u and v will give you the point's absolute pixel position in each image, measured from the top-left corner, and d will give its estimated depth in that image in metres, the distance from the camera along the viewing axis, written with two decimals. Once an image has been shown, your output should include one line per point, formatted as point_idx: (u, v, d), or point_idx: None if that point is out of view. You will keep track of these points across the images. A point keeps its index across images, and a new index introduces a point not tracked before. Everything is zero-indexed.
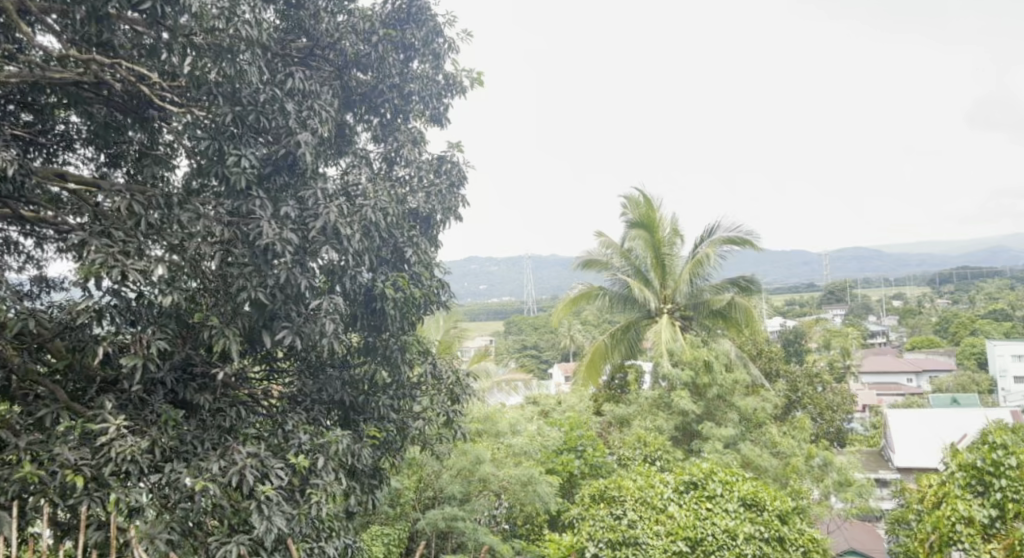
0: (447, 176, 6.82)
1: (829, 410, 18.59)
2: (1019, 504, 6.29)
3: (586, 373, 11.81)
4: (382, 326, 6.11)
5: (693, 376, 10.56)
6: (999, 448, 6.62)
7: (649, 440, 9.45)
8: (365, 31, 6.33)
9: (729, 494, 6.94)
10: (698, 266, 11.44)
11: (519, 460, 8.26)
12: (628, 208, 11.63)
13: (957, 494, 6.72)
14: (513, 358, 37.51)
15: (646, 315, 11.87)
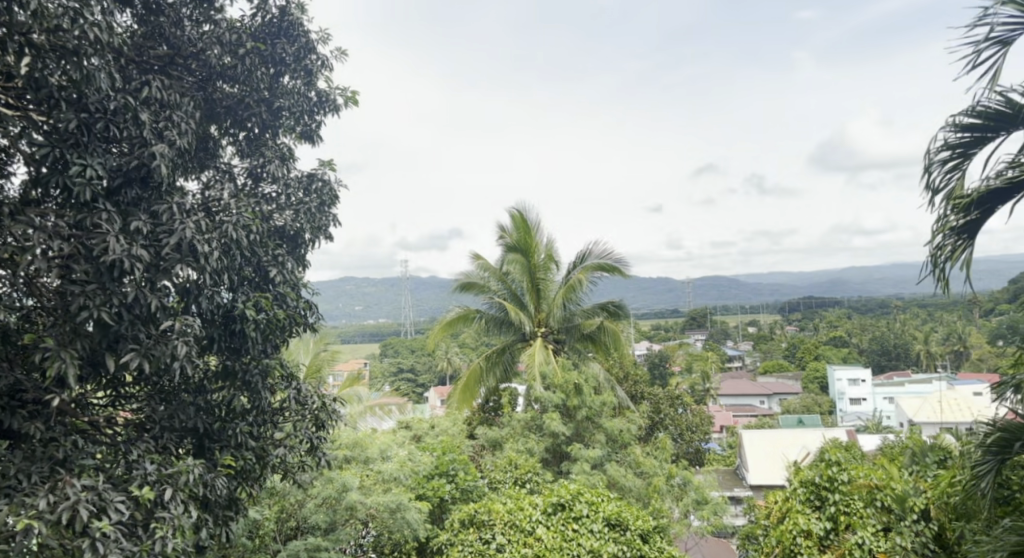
0: (317, 195, 6.61)
1: (688, 430, 19.57)
2: (849, 516, 6.80)
3: (461, 397, 11.73)
4: (242, 348, 5.85)
5: (564, 398, 10.78)
6: (834, 464, 7.10)
7: (520, 463, 9.52)
8: (230, 43, 6.10)
9: (595, 514, 7.09)
10: (571, 291, 11.71)
11: (388, 487, 8.09)
12: (505, 231, 11.74)
13: (797, 509, 7.16)
14: (387, 381, 36.80)
15: (522, 338, 12.04)
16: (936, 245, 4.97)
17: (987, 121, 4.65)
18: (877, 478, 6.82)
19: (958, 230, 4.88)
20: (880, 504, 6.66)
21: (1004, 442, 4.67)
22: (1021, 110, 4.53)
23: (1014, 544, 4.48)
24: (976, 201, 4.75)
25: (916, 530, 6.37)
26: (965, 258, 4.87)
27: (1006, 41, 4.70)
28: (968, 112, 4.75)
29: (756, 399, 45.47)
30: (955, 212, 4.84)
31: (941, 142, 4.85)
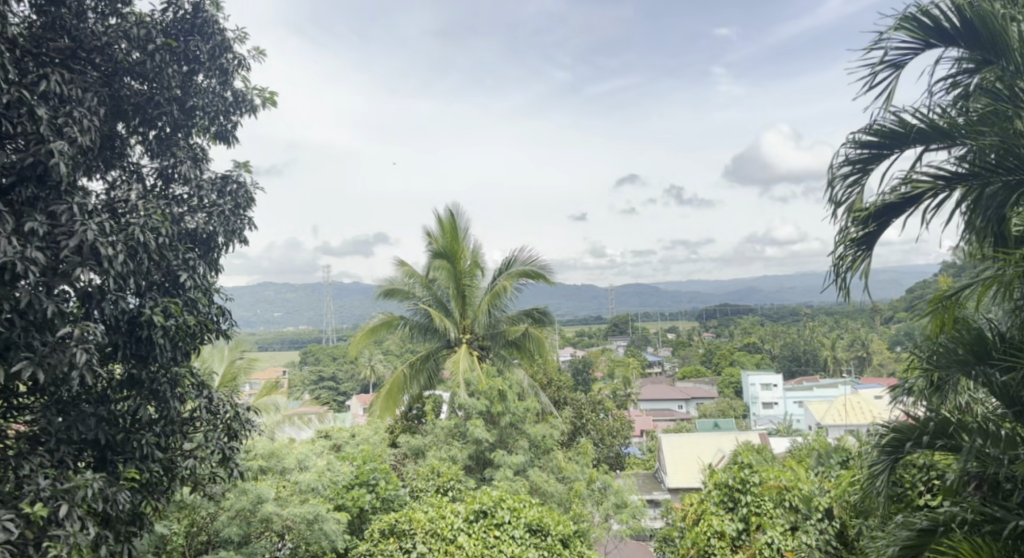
0: (231, 197, 6.41)
1: (609, 435, 19.88)
2: (760, 517, 7.02)
3: (383, 405, 11.51)
4: (150, 356, 5.60)
5: (489, 405, 10.73)
6: (746, 467, 7.35)
7: (442, 471, 9.44)
8: (140, 38, 5.83)
9: (516, 520, 7.08)
10: (496, 297, 11.79)
11: (305, 498, 7.89)
12: (433, 236, 11.63)
13: (712, 511, 7.40)
14: (307, 390, 35.92)
15: (446, 345, 11.97)
16: (838, 256, 5.19)
17: (882, 138, 4.91)
18: (786, 479, 7.08)
19: (857, 241, 5.12)
20: (788, 504, 6.89)
21: (897, 441, 4.90)
22: (911, 130, 4.80)
23: (905, 539, 4.68)
24: (873, 215, 5.01)
25: (820, 528, 6.61)
26: (864, 268, 5.12)
27: (899, 65, 4.98)
28: (865, 130, 5.01)
29: (674, 403, 46.54)
30: (854, 224, 5.10)
31: (843, 158, 5.09)
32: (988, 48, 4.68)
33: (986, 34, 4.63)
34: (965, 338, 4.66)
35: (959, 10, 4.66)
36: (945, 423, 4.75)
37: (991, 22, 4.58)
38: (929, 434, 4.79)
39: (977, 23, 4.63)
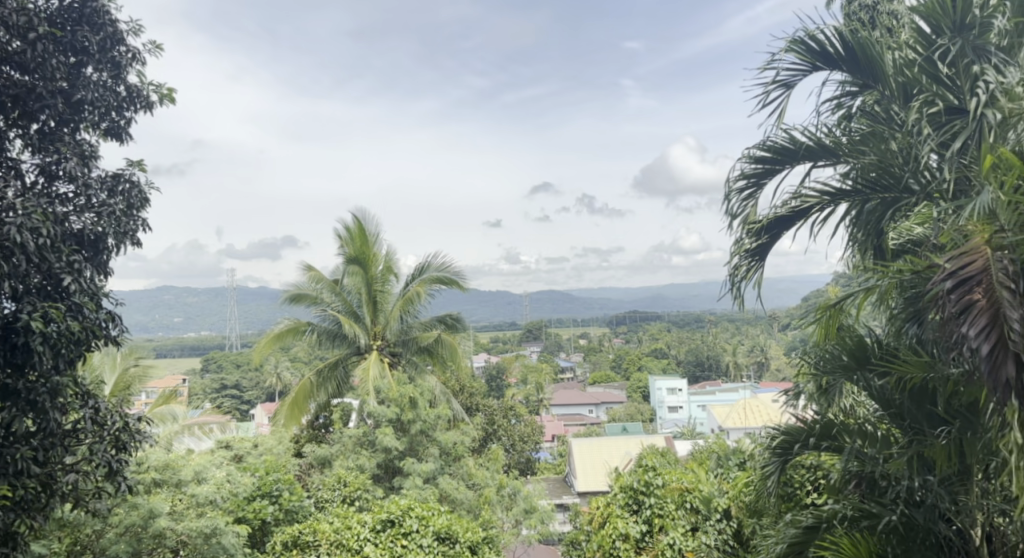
0: (123, 197, 6.11)
1: (519, 441, 19.96)
2: (664, 519, 7.17)
3: (289, 414, 11.13)
4: (28, 364, 5.24)
5: (399, 412, 10.57)
6: (650, 469, 7.47)
7: (349, 480, 9.24)
8: (20, 26, 5.45)
9: (424, 529, 6.99)
10: (409, 303, 11.63)
11: (202, 512, 7.50)
12: (344, 241, 11.33)
13: (616, 514, 7.45)
14: (209, 398, 34.45)
15: (356, 351, 11.72)
16: (734, 265, 5.37)
17: (775, 154, 5.13)
18: (688, 481, 7.28)
19: (751, 252, 5.33)
20: (689, 506, 7.12)
21: (787, 443, 5.13)
22: (801, 147, 5.03)
23: (792, 536, 4.92)
24: (766, 227, 5.22)
25: (718, 528, 6.90)
26: (758, 277, 5.32)
27: (790, 84, 5.22)
28: (759, 145, 5.22)
29: (584, 408, 47.22)
30: (748, 236, 5.30)
31: (739, 172, 5.29)
32: (866, 72, 4.92)
33: (864, 60, 4.87)
34: (847, 345, 4.86)
35: (842, 36, 4.89)
36: (829, 426, 4.99)
37: (869, 49, 4.80)
38: (815, 436, 5.02)
39: (856, 49, 4.86)
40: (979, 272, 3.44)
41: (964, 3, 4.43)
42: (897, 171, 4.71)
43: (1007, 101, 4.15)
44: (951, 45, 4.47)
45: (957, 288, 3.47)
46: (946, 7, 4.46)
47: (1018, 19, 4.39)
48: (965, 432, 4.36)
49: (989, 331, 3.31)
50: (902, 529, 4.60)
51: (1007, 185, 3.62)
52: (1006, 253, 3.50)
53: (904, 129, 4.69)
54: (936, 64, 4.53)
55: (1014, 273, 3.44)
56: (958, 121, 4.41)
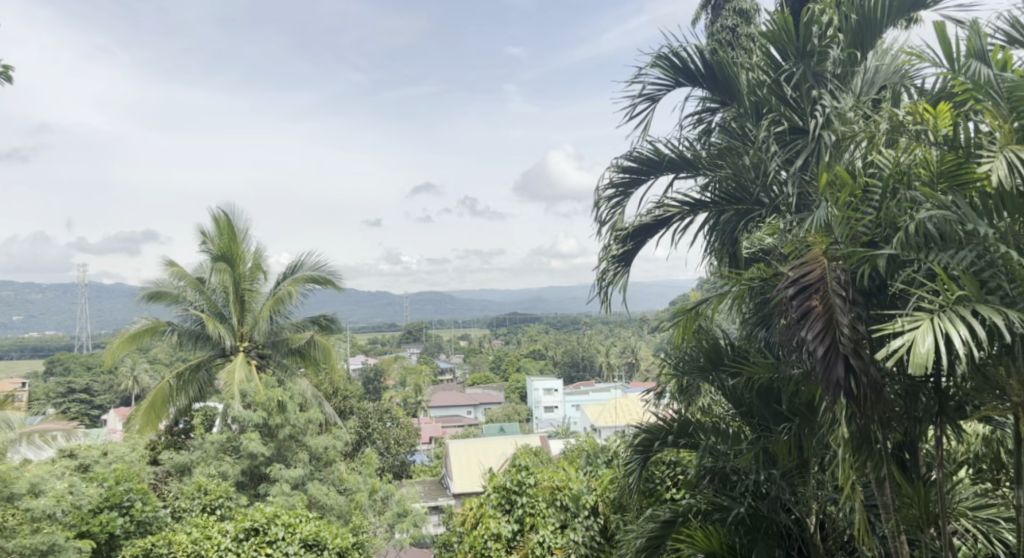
0: None
1: (395, 444, 19.72)
2: (534, 517, 7.29)
3: (144, 419, 10.43)
4: None
5: (266, 417, 10.13)
6: (523, 469, 7.59)
7: (210, 488, 8.81)
8: None
9: (290, 536, 6.76)
10: (279, 303, 11.16)
11: (38, 527, 6.96)
12: (210, 236, 10.83)
13: (489, 514, 7.50)
14: (56, 404, 31.86)
15: (220, 353, 11.16)
16: (601, 270, 5.53)
17: (641, 164, 5.36)
18: (559, 479, 7.42)
19: (618, 257, 5.51)
20: (559, 503, 7.23)
21: (647, 441, 5.35)
22: (664, 159, 5.27)
23: (650, 531, 5.17)
24: (632, 234, 5.42)
25: (586, 525, 7.07)
26: (624, 282, 5.52)
27: (655, 97, 5.45)
28: (627, 156, 5.42)
29: (462, 410, 47.34)
30: (615, 241, 5.47)
31: (608, 181, 5.47)
32: (725, 91, 5.25)
33: (723, 78, 5.18)
34: (703, 348, 5.12)
35: (702, 54, 5.16)
36: (686, 423, 5.24)
37: (727, 69, 5.13)
38: (674, 434, 5.27)
39: (716, 67, 5.16)
40: (817, 280, 3.71)
41: (806, 31, 4.78)
42: (749, 186, 5.03)
43: (841, 124, 4.51)
44: (795, 70, 4.81)
45: (798, 295, 3.73)
46: (790, 34, 4.80)
47: (850, 50, 4.77)
48: (802, 429, 4.65)
49: (824, 335, 3.57)
50: (749, 520, 4.91)
51: (840, 201, 3.89)
52: (839, 263, 3.79)
53: (754, 145, 4.97)
54: (782, 86, 4.84)
55: (846, 282, 3.74)
56: (800, 140, 4.77)
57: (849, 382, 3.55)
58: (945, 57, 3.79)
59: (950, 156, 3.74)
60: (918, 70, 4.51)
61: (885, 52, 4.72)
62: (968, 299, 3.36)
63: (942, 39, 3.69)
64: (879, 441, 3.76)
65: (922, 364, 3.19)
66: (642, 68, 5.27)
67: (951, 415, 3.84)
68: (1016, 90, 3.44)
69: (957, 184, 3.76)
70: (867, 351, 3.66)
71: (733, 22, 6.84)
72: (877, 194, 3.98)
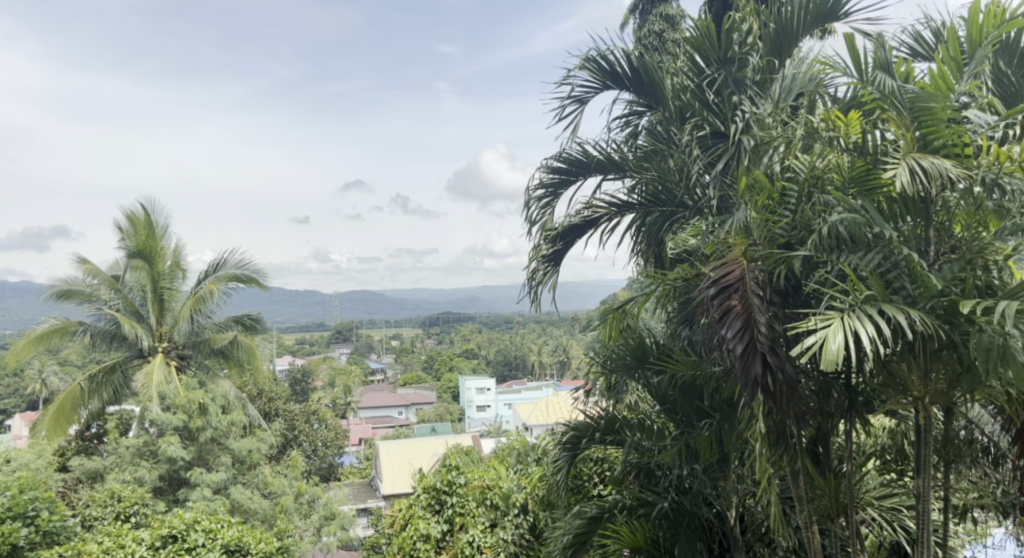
0: None
1: (322, 446, 19.36)
2: (463, 517, 7.30)
3: (51, 425, 9.92)
4: None
5: (186, 420, 9.79)
6: (453, 469, 7.57)
7: (124, 494, 8.47)
8: None
9: (211, 543, 6.57)
10: (201, 302, 10.85)
11: None
12: (127, 233, 10.27)
13: (419, 516, 7.50)
14: None
15: (137, 355, 10.71)
16: (531, 270, 5.55)
17: (570, 165, 5.42)
18: (489, 478, 7.42)
19: (547, 256, 5.55)
20: (489, 502, 7.23)
21: (575, 438, 5.42)
22: (593, 160, 5.34)
23: (577, 527, 5.24)
24: (561, 234, 5.47)
25: (516, 523, 7.03)
26: (554, 281, 5.57)
27: (584, 99, 5.52)
28: (556, 157, 5.47)
29: (393, 410, 46.88)
30: (545, 241, 5.51)
31: (538, 181, 5.50)
32: (650, 95, 5.34)
33: (648, 82, 5.26)
34: (630, 346, 5.21)
35: (629, 58, 5.25)
36: (613, 421, 5.33)
37: (653, 72, 5.23)
38: (600, 431, 5.36)
39: (642, 71, 5.25)
40: (737, 280, 3.82)
41: (727, 38, 4.96)
42: (674, 189, 5.15)
43: (760, 129, 4.63)
44: (716, 76, 4.98)
45: (719, 294, 3.84)
46: (711, 40, 4.97)
47: (768, 57, 4.90)
48: (723, 424, 4.77)
49: (743, 332, 3.69)
50: (672, 515, 5.03)
51: (759, 204, 4.02)
52: (757, 264, 3.93)
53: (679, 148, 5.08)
54: (704, 91, 4.98)
55: (763, 282, 3.87)
56: (721, 145, 4.93)
57: (766, 378, 3.68)
58: (854, 68, 3.95)
59: (860, 162, 3.91)
60: (831, 77, 4.59)
61: (801, 61, 4.78)
62: (875, 299, 3.53)
63: (851, 51, 3.86)
64: (794, 436, 3.90)
65: (834, 361, 3.32)
66: (570, 70, 5.32)
67: (860, 410, 4.02)
68: (917, 101, 3.62)
69: (866, 190, 3.93)
70: (783, 349, 3.79)
71: (659, 27, 6.99)
72: (793, 198, 4.13)
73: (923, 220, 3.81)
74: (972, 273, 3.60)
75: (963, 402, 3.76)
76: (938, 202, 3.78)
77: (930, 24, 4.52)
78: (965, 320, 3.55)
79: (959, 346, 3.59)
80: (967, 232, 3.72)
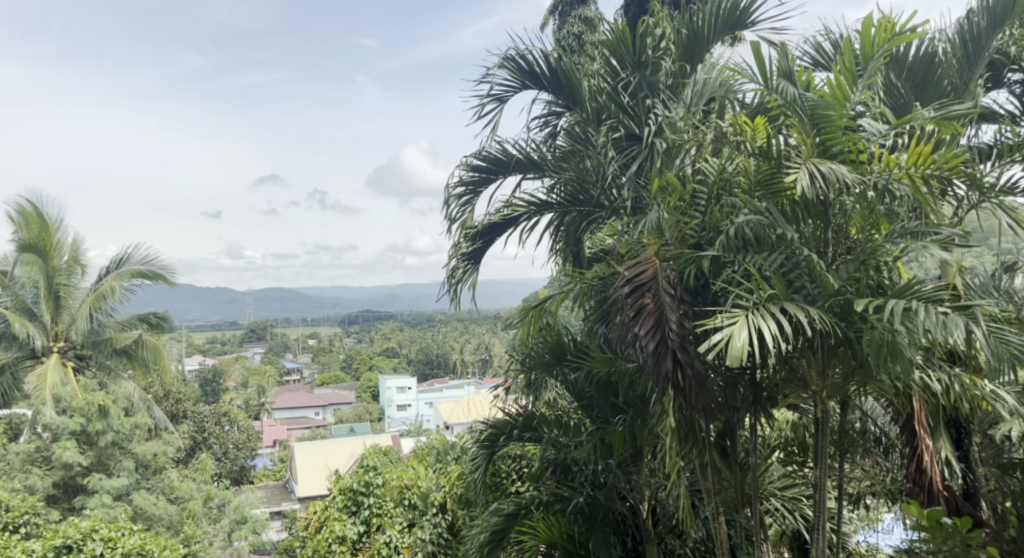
0: None
1: (234, 449, 18.75)
2: (381, 518, 7.19)
3: None
4: None
5: (84, 424, 9.33)
6: (370, 470, 7.46)
7: (13, 503, 7.98)
8: None
9: (109, 552, 6.24)
10: (100, 300, 10.37)
11: None
12: (19, 226, 9.64)
13: (334, 517, 7.31)
14: None
15: (30, 356, 10.08)
16: (451, 268, 5.53)
17: (489, 164, 5.43)
18: (407, 478, 7.35)
19: (467, 254, 5.54)
20: (407, 502, 7.20)
21: (493, 436, 5.46)
22: (512, 159, 5.38)
23: (494, 525, 5.26)
24: (480, 233, 5.47)
25: (434, 522, 7.04)
26: (473, 279, 5.57)
27: (503, 98, 5.53)
28: (475, 155, 5.47)
29: (310, 411, 45.91)
30: (464, 239, 5.50)
31: (457, 178, 5.48)
32: (568, 96, 5.40)
33: (567, 84, 5.33)
34: (548, 344, 5.26)
35: (547, 58, 5.29)
36: (531, 418, 5.40)
37: (571, 74, 5.30)
38: (518, 428, 5.41)
39: (560, 71, 5.30)
40: (650, 280, 3.92)
41: (641, 42, 5.06)
42: (590, 189, 5.23)
43: (672, 133, 4.76)
44: (631, 79, 5.06)
45: (633, 293, 3.92)
46: (626, 43, 5.05)
47: (680, 62, 5.02)
48: (636, 419, 4.87)
49: (655, 330, 3.78)
50: (587, 509, 5.12)
51: (671, 206, 4.13)
52: (669, 264, 4.03)
53: (595, 149, 5.16)
54: (620, 94, 5.07)
55: (675, 281, 3.98)
56: (636, 147, 5.03)
57: (676, 374, 3.78)
58: (759, 74, 4.10)
59: (765, 166, 4.06)
60: (739, 84, 4.75)
61: (711, 66, 4.99)
62: (777, 297, 3.68)
63: (757, 57, 4.01)
64: (703, 430, 4.02)
65: (739, 357, 3.44)
66: (489, 68, 5.33)
67: (764, 404, 4.18)
68: (817, 109, 3.82)
69: (770, 193, 4.08)
70: (692, 346, 3.91)
71: (579, 29, 7.08)
72: (703, 200, 4.26)
73: (822, 222, 3.99)
74: (865, 274, 3.80)
75: (858, 395, 3.97)
76: (836, 205, 3.96)
77: (829, 36, 4.75)
78: (859, 317, 3.73)
79: (853, 342, 3.78)
80: (862, 234, 3.94)
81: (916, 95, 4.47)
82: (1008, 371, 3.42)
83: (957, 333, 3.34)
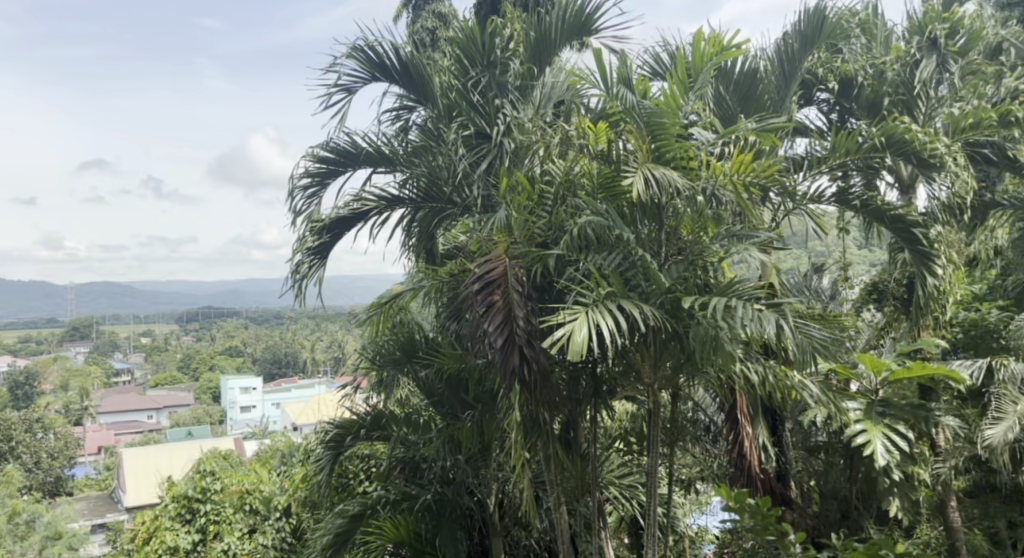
0: None
1: (49, 457, 17.14)
2: (218, 525, 6.84)
3: None
4: None
5: None
6: (207, 475, 6.98)
7: None
8: None
9: None
10: None
11: None
12: None
13: (165, 527, 6.80)
14: None
15: None
16: (295, 263, 5.32)
17: (338, 156, 5.31)
18: (248, 482, 7.01)
19: (313, 249, 5.37)
20: (248, 508, 6.88)
21: (339, 437, 5.41)
22: (361, 152, 5.28)
23: (338, 527, 5.15)
24: (328, 227, 5.33)
25: (277, 527, 6.80)
26: (319, 275, 5.41)
27: (352, 89, 5.42)
28: (323, 146, 5.33)
29: (142, 415, 42.97)
30: (310, 232, 5.32)
31: (303, 170, 5.30)
32: (419, 91, 5.40)
33: (417, 78, 5.32)
34: (399, 340, 5.20)
35: (397, 51, 5.26)
36: (380, 417, 5.41)
37: (421, 69, 5.28)
38: (366, 428, 5.40)
39: (411, 66, 5.28)
40: (499, 277, 3.98)
41: (489, 42, 5.12)
42: (441, 187, 5.22)
43: (519, 133, 4.85)
44: (480, 78, 5.13)
45: (482, 290, 3.96)
46: (475, 43, 5.11)
47: (528, 64, 5.14)
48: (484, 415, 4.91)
49: (503, 327, 3.84)
50: (434, 506, 5.15)
51: (519, 204, 4.24)
52: (518, 261, 4.12)
53: (445, 146, 5.16)
54: (469, 92, 5.10)
55: (523, 279, 4.07)
56: (485, 146, 5.09)
57: (523, 369, 3.86)
58: (601, 80, 4.32)
59: (606, 170, 4.24)
60: (584, 89, 4.95)
61: (560, 69, 5.16)
62: (615, 294, 3.85)
63: (599, 65, 4.19)
64: (547, 423, 4.14)
65: (580, 351, 3.56)
66: (337, 57, 5.21)
67: (604, 396, 4.35)
68: (652, 116, 4.03)
69: (610, 196, 4.26)
70: (538, 342, 4.01)
71: (432, 24, 7.06)
72: (549, 200, 4.37)
73: (656, 224, 4.23)
74: (693, 273, 4.08)
75: (687, 386, 4.24)
76: (669, 208, 4.19)
77: (666, 48, 5.05)
78: (687, 314, 3.98)
79: (683, 337, 4.03)
80: (691, 235, 4.19)
81: (740, 108, 4.83)
82: (811, 362, 3.78)
83: (770, 328, 3.65)
